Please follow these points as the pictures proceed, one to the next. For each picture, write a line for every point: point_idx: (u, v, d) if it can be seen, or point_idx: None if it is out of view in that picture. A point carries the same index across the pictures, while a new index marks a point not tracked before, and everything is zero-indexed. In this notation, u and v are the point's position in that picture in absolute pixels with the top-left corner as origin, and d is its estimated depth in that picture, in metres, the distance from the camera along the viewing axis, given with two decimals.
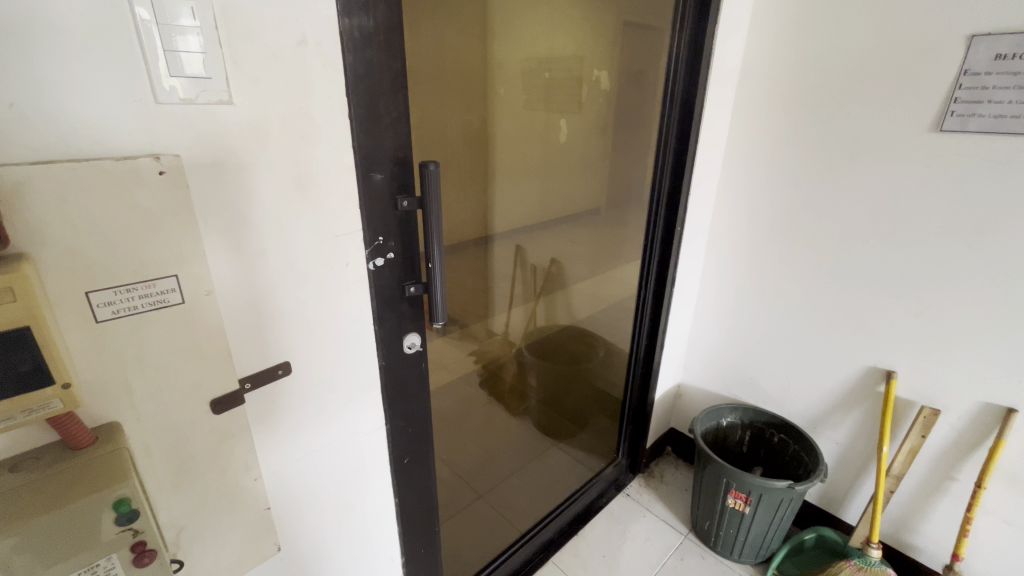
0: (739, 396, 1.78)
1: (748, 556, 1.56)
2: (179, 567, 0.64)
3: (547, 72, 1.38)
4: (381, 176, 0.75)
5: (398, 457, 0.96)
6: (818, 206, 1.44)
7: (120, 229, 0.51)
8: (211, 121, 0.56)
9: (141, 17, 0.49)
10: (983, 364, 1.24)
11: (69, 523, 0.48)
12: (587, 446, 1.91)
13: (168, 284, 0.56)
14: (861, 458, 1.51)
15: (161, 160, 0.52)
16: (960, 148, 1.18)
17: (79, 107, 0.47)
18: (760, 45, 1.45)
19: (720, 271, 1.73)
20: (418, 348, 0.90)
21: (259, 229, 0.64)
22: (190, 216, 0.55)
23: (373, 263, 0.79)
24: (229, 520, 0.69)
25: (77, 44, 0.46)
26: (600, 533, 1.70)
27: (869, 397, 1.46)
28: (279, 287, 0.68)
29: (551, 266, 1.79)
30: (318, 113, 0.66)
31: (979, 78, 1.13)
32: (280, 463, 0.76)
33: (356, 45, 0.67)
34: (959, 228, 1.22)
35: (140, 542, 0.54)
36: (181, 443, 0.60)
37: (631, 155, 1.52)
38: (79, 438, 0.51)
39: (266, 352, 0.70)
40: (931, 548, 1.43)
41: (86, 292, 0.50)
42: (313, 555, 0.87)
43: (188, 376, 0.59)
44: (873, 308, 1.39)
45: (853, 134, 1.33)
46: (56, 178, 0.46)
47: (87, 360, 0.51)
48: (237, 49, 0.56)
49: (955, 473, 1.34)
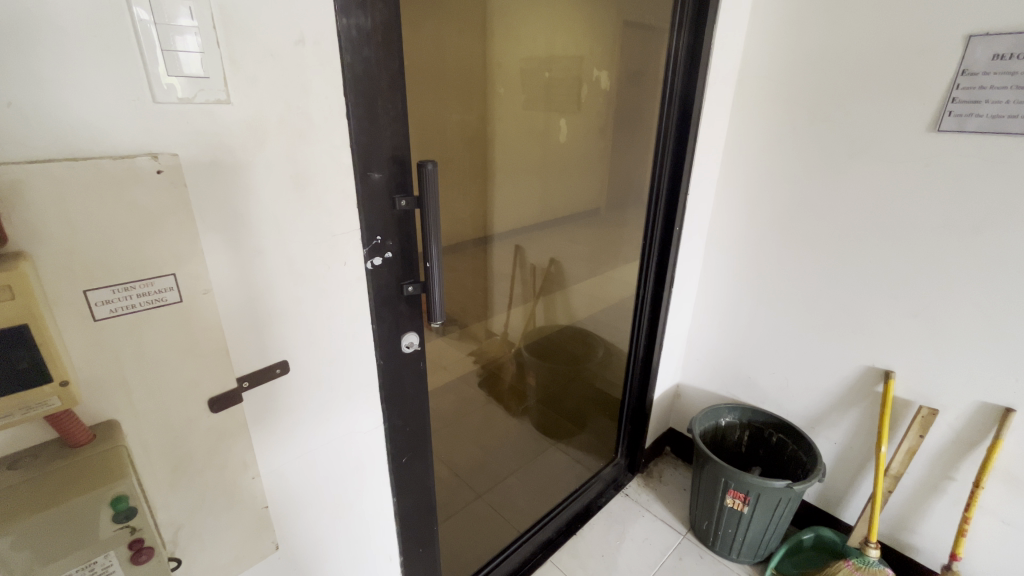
0: (737, 396, 1.78)
1: (746, 556, 1.57)
2: (177, 565, 0.64)
3: (547, 72, 1.34)
4: (379, 176, 0.75)
5: (396, 456, 0.96)
6: (817, 206, 1.44)
7: (118, 228, 0.51)
8: (209, 121, 0.56)
9: (140, 18, 0.49)
10: (981, 364, 1.24)
11: (66, 520, 0.48)
12: (586, 445, 1.91)
13: (166, 283, 0.56)
14: (860, 458, 1.52)
15: (159, 160, 0.52)
16: (958, 147, 1.18)
17: (78, 106, 0.48)
18: (760, 44, 1.45)
19: (720, 271, 1.73)
20: (416, 347, 0.90)
21: (257, 228, 0.64)
22: (188, 214, 0.56)
23: (371, 263, 0.79)
24: (227, 519, 0.69)
25: (75, 44, 0.46)
26: (599, 533, 1.70)
27: (868, 397, 1.46)
28: (277, 287, 0.68)
29: (550, 265, 1.71)
30: (317, 112, 0.66)
31: (976, 78, 1.13)
32: (278, 462, 0.76)
33: (354, 45, 0.67)
34: (957, 228, 1.22)
35: (138, 539, 0.54)
36: (178, 441, 0.61)
37: (632, 156, 1.55)
38: (77, 435, 0.51)
39: (264, 351, 0.70)
40: (930, 548, 1.43)
41: (84, 291, 0.50)
42: (311, 554, 0.87)
43: (185, 375, 0.60)
44: (872, 307, 1.39)
45: (852, 134, 1.33)
46: (54, 177, 0.46)
47: (85, 358, 0.51)
48: (235, 49, 0.56)
49: (953, 473, 1.34)
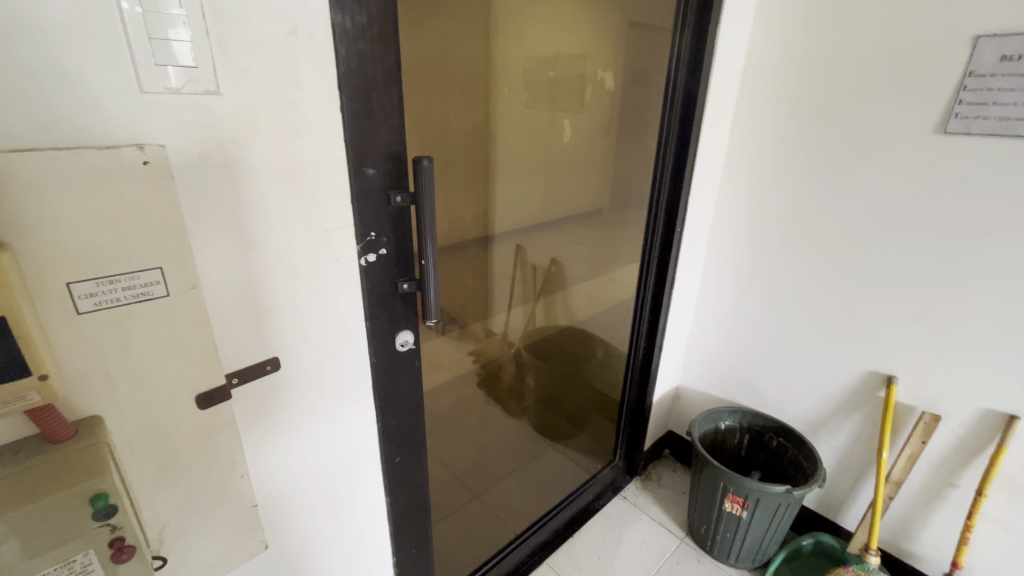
0: (738, 399, 1.77)
1: (744, 561, 1.55)
2: (162, 563, 0.64)
3: (551, 71, 1.46)
4: (373, 171, 0.74)
5: (390, 456, 0.94)
6: (821, 206, 1.42)
7: (102, 220, 0.50)
8: (200, 112, 0.55)
9: (128, 8, 0.48)
10: (986, 370, 1.23)
11: (45, 518, 0.47)
12: (585, 446, 1.88)
13: (153, 277, 0.55)
14: (861, 463, 1.50)
15: (146, 150, 0.52)
16: (964, 150, 1.17)
17: (63, 96, 0.47)
18: (766, 43, 1.43)
19: (721, 274, 1.72)
20: (410, 346, 0.89)
21: (250, 222, 0.63)
22: (176, 207, 0.55)
23: (365, 259, 0.78)
24: (214, 517, 0.68)
25: (59, 32, 0.45)
26: (596, 535, 1.66)
27: (870, 401, 1.44)
28: (272, 281, 0.68)
29: (552, 265, 1.88)
30: (309, 105, 0.65)
31: (984, 80, 1.11)
32: (269, 460, 0.75)
33: (348, 38, 0.66)
34: (962, 231, 1.20)
35: (119, 537, 0.53)
36: (164, 439, 0.60)
37: (632, 158, 1.53)
38: (58, 430, 0.50)
39: (254, 349, 0.69)
40: (930, 556, 1.41)
41: (67, 284, 0.49)
42: (301, 553, 0.86)
43: (171, 370, 0.59)
44: (875, 312, 1.38)
45: (857, 134, 1.32)
46: (37, 166, 0.45)
47: (68, 352, 0.50)
48: (226, 39, 0.55)
49: (954, 480, 1.33)
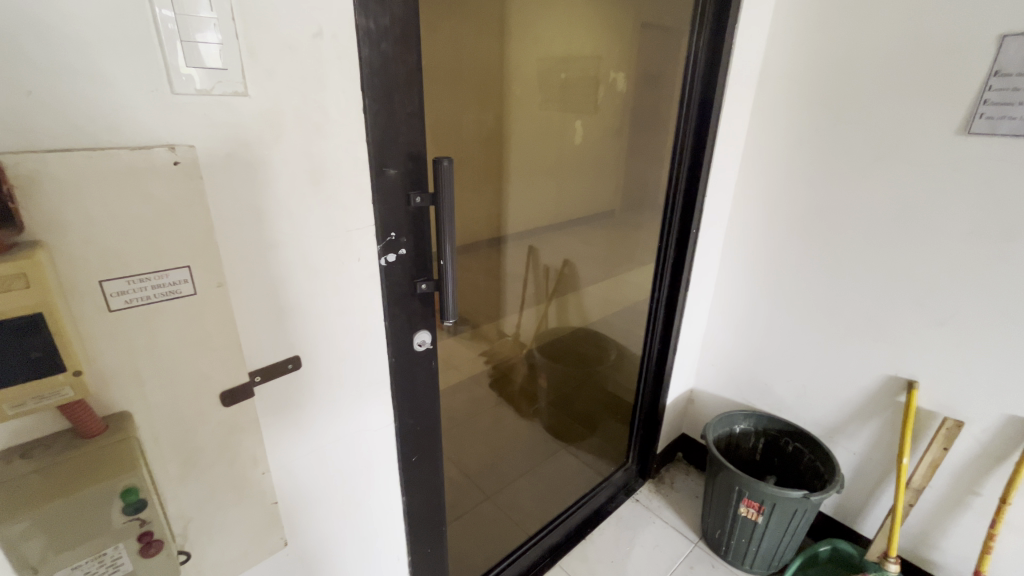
0: (753, 402, 1.75)
1: (759, 567, 1.53)
2: (186, 559, 0.65)
3: (564, 72, 1.54)
4: (394, 171, 0.75)
5: (406, 455, 0.95)
6: (840, 207, 1.40)
7: (134, 220, 0.51)
8: (227, 113, 0.56)
9: (161, 12, 0.49)
10: (1012, 375, 1.20)
11: (77, 511, 0.49)
12: (597, 449, 1.86)
13: (181, 275, 0.56)
14: (880, 469, 1.47)
15: (176, 151, 0.52)
16: (990, 150, 1.14)
17: (95, 96, 0.48)
18: (783, 43, 1.42)
19: (736, 275, 1.70)
20: (428, 346, 0.89)
21: (274, 221, 0.64)
22: (203, 207, 0.55)
23: (385, 259, 0.78)
24: (235, 513, 0.68)
25: (92, 34, 0.46)
26: (608, 538, 1.64)
27: (889, 406, 1.42)
28: (294, 280, 0.68)
29: (563, 266, 1.96)
30: (332, 106, 0.65)
31: (1010, 79, 1.09)
32: (289, 458, 0.76)
33: (371, 39, 0.67)
34: (986, 234, 1.18)
35: (147, 532, 0.54)
36: (188, 436, 0.60)
37: (642, 160, 1.52)
38: (89, 425, 0.51)
39: (276, 347, 0.69)
40: (952, 565, 1.38)
41: (99, 281, 0.50)
42: (319, 550, 0.87)
43: (197, 367, 0.59)
44: (895, 316, 1.35)
45: (877, 134, 1.30)
46: (73, 166, 0.46)
47: (100, 348, 0.51)
48: (253, 40, 0.56)
49: (977, 488, 1.30)
